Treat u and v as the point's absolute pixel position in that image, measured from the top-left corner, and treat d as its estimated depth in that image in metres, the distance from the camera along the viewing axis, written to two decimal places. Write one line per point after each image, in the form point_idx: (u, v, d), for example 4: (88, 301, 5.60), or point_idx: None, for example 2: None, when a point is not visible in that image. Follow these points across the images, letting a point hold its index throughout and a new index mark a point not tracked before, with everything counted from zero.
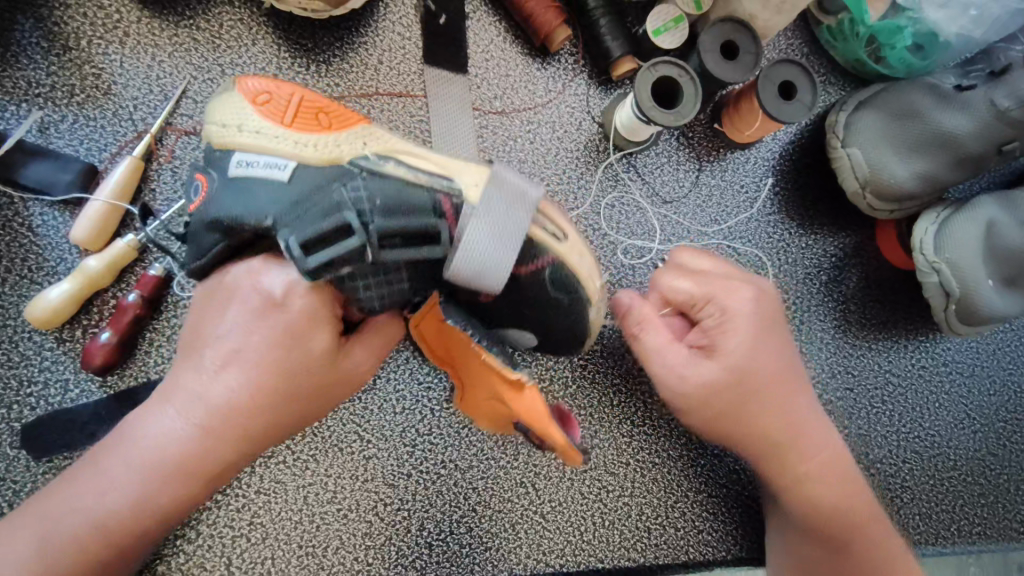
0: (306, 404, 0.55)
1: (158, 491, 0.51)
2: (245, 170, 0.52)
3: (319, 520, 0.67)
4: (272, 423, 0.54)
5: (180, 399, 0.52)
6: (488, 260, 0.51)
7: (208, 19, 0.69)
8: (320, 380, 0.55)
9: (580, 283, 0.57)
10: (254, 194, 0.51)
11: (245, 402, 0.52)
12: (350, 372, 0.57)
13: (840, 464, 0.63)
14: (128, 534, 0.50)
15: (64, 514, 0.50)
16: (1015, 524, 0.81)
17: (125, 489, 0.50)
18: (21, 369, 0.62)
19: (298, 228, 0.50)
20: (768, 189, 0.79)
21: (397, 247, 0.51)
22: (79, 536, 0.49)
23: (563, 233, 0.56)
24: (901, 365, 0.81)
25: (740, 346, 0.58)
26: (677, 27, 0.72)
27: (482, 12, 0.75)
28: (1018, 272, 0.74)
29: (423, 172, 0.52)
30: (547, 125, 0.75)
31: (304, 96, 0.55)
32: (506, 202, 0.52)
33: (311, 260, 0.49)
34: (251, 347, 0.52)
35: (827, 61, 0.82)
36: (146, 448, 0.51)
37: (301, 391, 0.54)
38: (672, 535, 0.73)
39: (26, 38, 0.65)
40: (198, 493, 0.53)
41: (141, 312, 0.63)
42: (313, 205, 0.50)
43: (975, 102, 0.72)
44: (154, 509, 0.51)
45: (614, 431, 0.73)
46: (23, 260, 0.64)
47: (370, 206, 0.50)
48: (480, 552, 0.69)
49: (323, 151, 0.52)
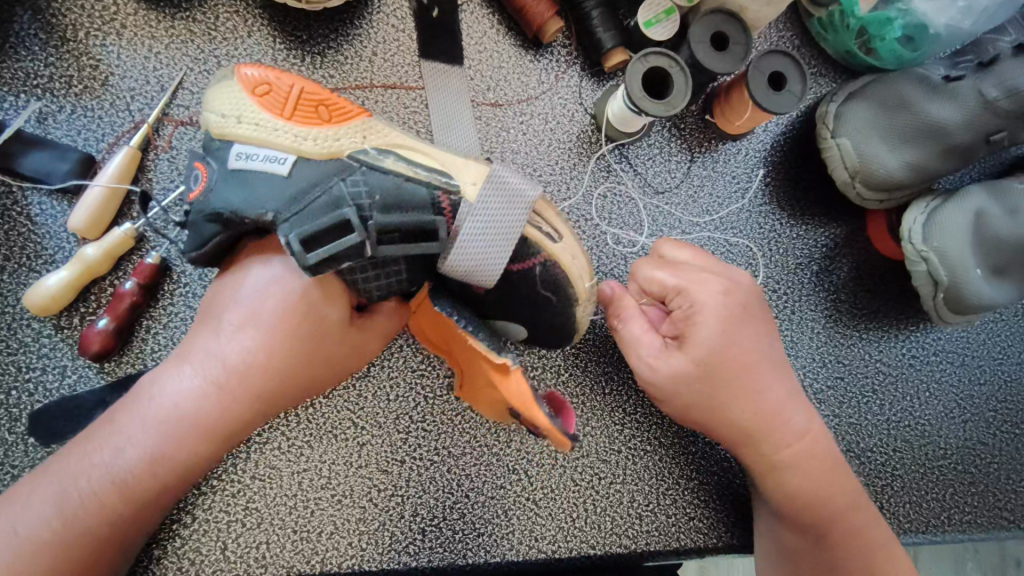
0: (316, 369, 0.58)
1: (175, 449, 0.52)
2: (244, 163, 0.53)
3: (314, 506, 0.67)
4: (284, 386, 0.56)
5: (196, 360, 0.54)
6: (483, 259, 0.54)
7: (204, 11, 0.69)
8: (331, 348, 0.58)
9: (570, 282, 0.59)
10: (255, 188, 0.52)
11: (260, 364, 0.54)
12: (359, 343, 0.61)
13: (819, 454, 0.63)
14: (144, 490, 0.52)
15: (82, 471, 0.51)
16: (1006, 513, 0.82)
17: (143, 447, 0.51)
18: (20, 356, 0.63)
19: (301, 224, 0.51)
20: (759, 180, 0.80)
21: (395, 244, 0.53)
22: (97, 492, 0.51)
23: (557, 233, 0.58)
24: (891, 355, 0.81)
25: (708, 339, 0.59)
26: (668, 19, 0.73)
27: (475, 4, 0.75)
28: (1006, 261, 0.75)
29: (421, 169, 0.54)
30: (540, 116, 0.76)
31: (304, 86, 0.55)
32: (503, 204, 0.54)
33: (313, 254, 0.50)
34: (268, 313, 0.55)
35: (818, 53, 0.82)
36: (162, 407, 0.52)
37: (313, 357, 0.57)
38: (663, 521, 0.73)
39: (25, 29, 0.66)
40: (212, 453, 0.54)
41: (138, 300, 0.64)
42: (313, 200, 0.52)
43: (963, 93, 0.73)
44: (171, 467, 0.52)
45: (606, 419, 0.74)
46: (22, 248, 0.65)
47: (370, 204, 0.52)
48: (472, 539, 0.69)
49: (323, 145, 0.53)
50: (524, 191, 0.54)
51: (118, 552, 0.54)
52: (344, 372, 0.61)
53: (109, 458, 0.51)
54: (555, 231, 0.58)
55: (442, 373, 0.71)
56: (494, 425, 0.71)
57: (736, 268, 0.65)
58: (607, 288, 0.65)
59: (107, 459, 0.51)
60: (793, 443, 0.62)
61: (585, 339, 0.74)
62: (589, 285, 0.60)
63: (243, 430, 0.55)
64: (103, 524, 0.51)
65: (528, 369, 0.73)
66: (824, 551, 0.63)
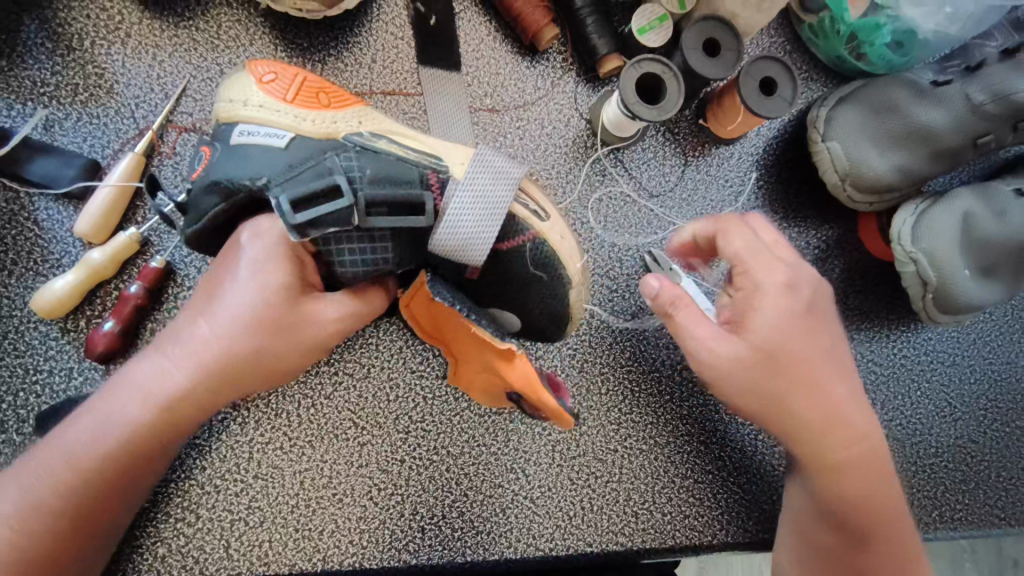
0: (274, 347, 0.56)
1: (125, 426, 0.54)
2: (246, 138, 0.56)
3: (315, 504, 0.69)
4: (237, 363, 0.55)
5: (163, 342, 0.56)
6: (473, 237, 0.55)
7: (207, 20, 0.71)
8: (290, 322, 0.56)
9: (560, 263, 0.59)
10: (253, 160, 0.55)
11: (211, 340, 0.55)
12: (323, 319, 0.58)
13: (863, 458, 0.64)
14: (100, 466, 0.54)
15: (52, 445, 0.54)
16: (996, 510, 0.83)
17: (102, 421, 0.54)
18: (27, 358, 0.65)
19: (289, 188, 0.53)
20: (752, 183, 0.81)
21: (383, 217, 0.54)
22: (57, 466, 0.54)
23: (544, 212, 0.60)
24: (883, 355, 0.83)
25: (765, 326, 0.59)
26: (663, 26, 0.75)
27: (472, 12, 0.77)
28: (993, 261, 0.76)
29: (412, 151, 0.57)
30: (537, 121, 0.78)
31: (307, 77, 0.60)
32: (490, 184, 0.56)
33: (299, 215, 0.51)
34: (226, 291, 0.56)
35: (809, 58, 0.84)
36: (125, 385, 0.55)
37: (268, 330, 0.55)
38: (659, 519, 0.74)
39: (32, 38, 0.68)
40: (162, 433, 0.56)
41: (142, 303, 0.65)
42: (307, 169, 0.54)
43: (952, 97, 0.75)
44: (125, 440, 0.54)
45: (603, 419, 0.75)
46: (28, 253, 0.66)
47: (361, 174, 0.54)
48: (471, 536, 0.71)
49: (320, 126, 0.57)
50: (512, 170, 0.56)
51: (95, 532, 0.57)
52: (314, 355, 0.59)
53: (68, 435, 0.54)
54: (543, 210, 0.60)
55: (441, 374, 0.73)
56: (492, 425, 0.73)
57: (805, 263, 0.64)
58: (653, 283, 0.61)
59: (71, 436, 0.54)
60: (844, 444, 0.63)
61: (581, 340, 0.75)
62: (579, 267, 0.61)
63: (195, 411, 0.56)
64: (64, 503, 0.53)
65: None
66: (863, 550, 0.63)
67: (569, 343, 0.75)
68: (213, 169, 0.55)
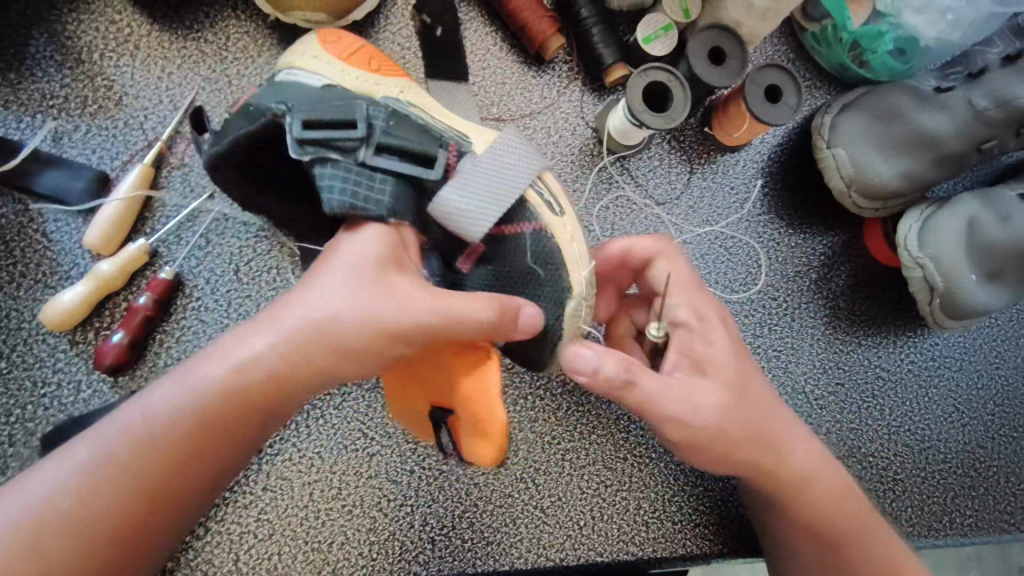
0: (365, 330, 0.46)
1: (202, 399, 0.45)
2: (290, 77, 0.57)
3: (325, 516, 0.68)
4: (341, 341, 0.46)
5: (260, 321, 0.48)
6: (470, 214, 0.55)
7: (215, 32, 0.71)
8: (385, 306, 0.46)
9: (562, 263, 0.56)
10: (288, 91, 0.56)
11: (309, 315, 0.47)
12: (414, 301, 0.47)
13: (831, 475, 0.62)
14: (170, 448, 0.45)
15: (109, 427, 0.45)
16: (1005, 515, 0.83)
17: (173, 399, 0.46)
18: (35, 371, 0.64)
19: (308, 110, 0.53)
20: (758, 190, 0.82)
21: (389, 161, 0.54)
22: (118, 447, 0.44)
23: (561, 208, 0.58)
24: (890, 361, 0.83)
25: (724, 358, 0.56)
26: (667, 35, 0.75)
27: (478, 23, 0.77)
28: (999, 266, 0.76)
29: (441, 126, 0.57)
30: (543, 130, 0.78)
31: (367, 48, 0.62)
32: (510, 165, 0.56)
33: (309, 135, 0.52)
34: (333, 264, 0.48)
35: (812, 66, 0.85)
36: (206, 365, 0.46)
37: (362, 311, 0.46)
38: (669, 528, 0.74)
39: (40, 51, 0.68)
40: (238, 415, 0.46)
41: (151, 314, 0.65)
42: (334, 107, 0.54)
43: (954, 104, 0.75)
44: (206, 416, 0.45)
45: (612, 426, 0.75)
46: (37, 265, 0.66)
47: (384, 123, 0.55)
48: (482, 547, 0.70)
49: (362, 83, 0.58)
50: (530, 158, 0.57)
51: (172, 528, 0.47)
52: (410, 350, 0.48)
53: (140, 408, 0.46)
54: (560, 205, 0.58)
55: None
56: None
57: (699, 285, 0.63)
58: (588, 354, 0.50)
59: (142, 411, 0.46)
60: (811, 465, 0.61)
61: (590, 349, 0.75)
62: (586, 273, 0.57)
63: (282, 391, 0.47)
64: (128, 485, 0.44)
65: (534, 379, 0.74)
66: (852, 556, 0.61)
67: None
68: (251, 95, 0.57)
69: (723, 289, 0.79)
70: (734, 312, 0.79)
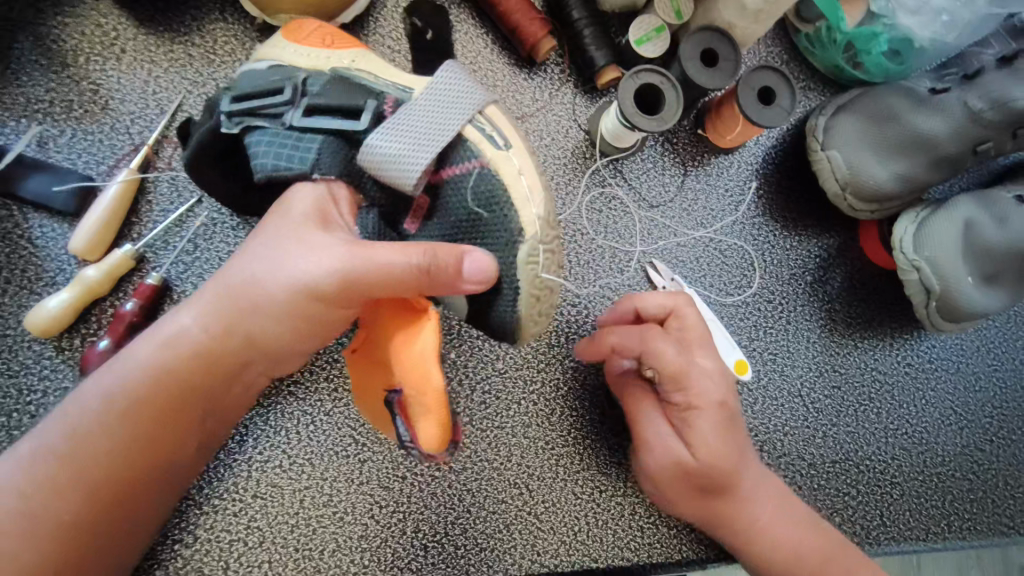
0: (287, 291, 0.52)
1: (137, 380, 0.51)
2: (244, 67, 0.60)
3: (316, 523, 0.67)
4: (273, 304, 0.52)
5: (196, 298, 0.54)
6: (406, 159, 0.53)
7: (202, 35, 0.71)
8: (299, 262, 0.51)
9: (509, 201, 0.54)
10: (238, 78, 0.59)
11: (239, 288, 0.53)
12: (333, 256, 0.51)
13: (792, 539, 0.63)
14: (124, 426, 0.51)
15: (61, 415, 0.51)
16: (1005, 519, 0.82)
17: (116, 382, 0.51)
18: (21, 378, 0.64)
19: (242, 86, 0.57)
20: (753, 192, 0.81)
21: (315, 120, 0.55)
22: (70, 434, 0.50)
23: (505, 141, 0.56)
24: (887, 364, 0.82)
25: (706, 442, 0.61)
26: (659, 37, 0.75)
27: (468, 25, 0.77)
28: (996, 269, 0.76)
29: (381, 85, 0.57)
30: (535, 132, 0.77)
31: (325, 26, 0.62)
32: (446, 107, 0.55)
33: (240, 108, 0.56)
34: (262, 237, 0.54)
35: (806, 68, 0.84)
36: (146, 347, 0.52)
37: (278, 271, 0.52)
38: (664, 533, 0.73)
39: (26, 56, 0.67)
40: (171, 392, 0.52)
41: (138, 320, 0.64)
42: (269, 81, 0.57)
43: (949, 104, 0.74)
44: (152, 393, 0.52)
45: (605, 431, 0.74)
46: (23, 271, 0.65)
47: (318, 86, 0.56)
48: (475, 554, 0.69)
49: (311, 59, 0.59)
50: (468, 97, 0.55)
51: (131, 510, 0.53)
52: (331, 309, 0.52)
53: (80, 397, 0.51)
54: (503, 139, 0.56)
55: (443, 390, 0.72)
56: (494, 440, 0.72)
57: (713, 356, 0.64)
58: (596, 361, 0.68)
59: (82, 400, 0.51)
60: (776, 522, 0.64)
61: (583, 353, 0.75)
62: (536, 211, 0.54)
63: (223, 359, 0.54)
64: (80, 470, 0.50)
65: (527, 383, 0.73)
66: None
67: (571, 355, 0.74)
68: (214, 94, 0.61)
69: (718, 292, 0.78)
70: (729, 315, 0.78)
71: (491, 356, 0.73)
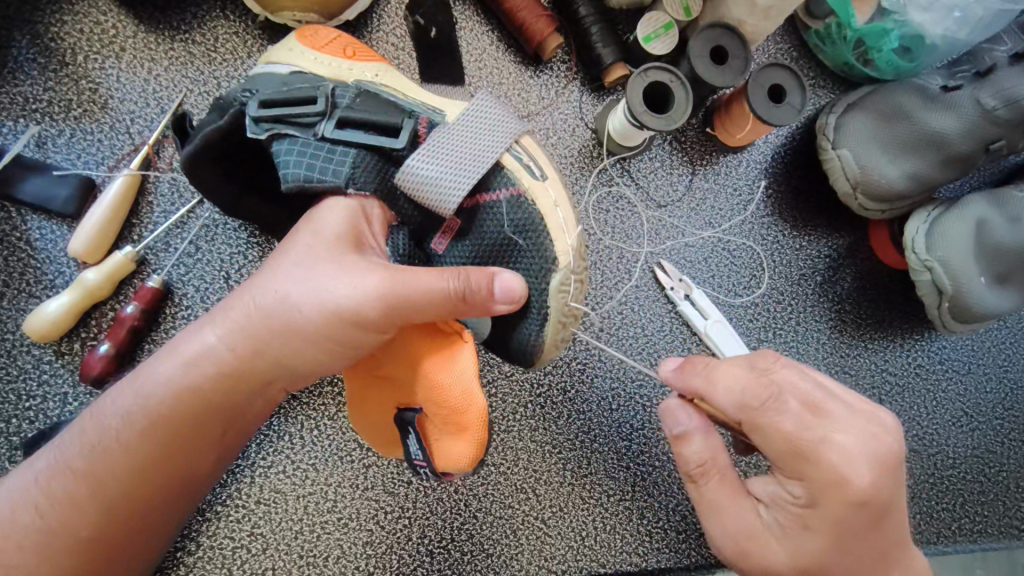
0: (318, 314, 0.49)
1: (158, 399, 0.50)
2: (263, 69, 0.58)
3: (320, 530, 0.66)
4: (300, 326, 0.49)
5: (220, 315, 0.51)
6: (446, 183, 0.53)
7: (203, 33, 0.69)
8: (332, 285, 0.49)
9: (545, 229, 0.54)
10: (256, 80, 0.57)
11: (264, 309, 0.50)
12: (368, 278, 0.49)
13: None
14: (142, 446, 0.49)
15: (81, 431, 0.50)
16: (1016, 522, 0.81)
17: (136, 401, 0.50)
18: (20, 383, 0.63)
19: (269, 92, 0.54)
20: (761, 192, 0.80)
21: (348, 133, 0.53)
22: (87, 451, 0.49)
23: (542, 172, 0.56)
24: (897, 365, 0.81)
25: (814, 505, 0.48)
26: (667, 34, 0.74)
27: (474, 22, 0.76)
28: (1008, 269, 0.75)
29: (411, 103, 0.56)
30: (541, 131, 0.76)
31: (345, 36, 0.61)
32: (483, 132, 0.55)
33: (267, 112, 0.53)
34: (293, 254, 0.52)
35: (816, 65, 0.83)
36: (168, 364, 0.50)
37: (309, 293, 0.49)
38: (673, 539, 0.72)
39: (23, 54, 0.66)
40: (191, 414, 0.50)
41: (139, 324, 0.63)
42: (297, 88, 0.55)
43: (962, 102, 0.73)
44: (171, 414, 0.50)
45: (613, 435, 0.73)
46: (21, 274, 0.64)
47: (349, 100, 0.55)
48: (481, 560, 0.69)
49: (335, 70, 0.57)
50: (506, 123, 0.56)
51: (145, 527, 0.52)
52: (364, 334, 0.50)
53: (100, 413, 0.50)
54: (539, 169, 0.56)
55: None
56: (502, 444, 0.71)
57: (840, 413, 0.49)
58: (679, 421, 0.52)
59: (102, 417, 0.50)
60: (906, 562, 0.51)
61: (591, 355, 0.73)
62: (570, 241, 0.55)
63: (247, 381, 0.51)
64: (94, 490, 0.49)
65: (534, 386, 0.72)
66: None
67: (578, 357, 0.73)
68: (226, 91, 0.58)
69: (725, 293, 0.78)
70: (737, 316, 0.78)
71: (498, 359, 0.71)
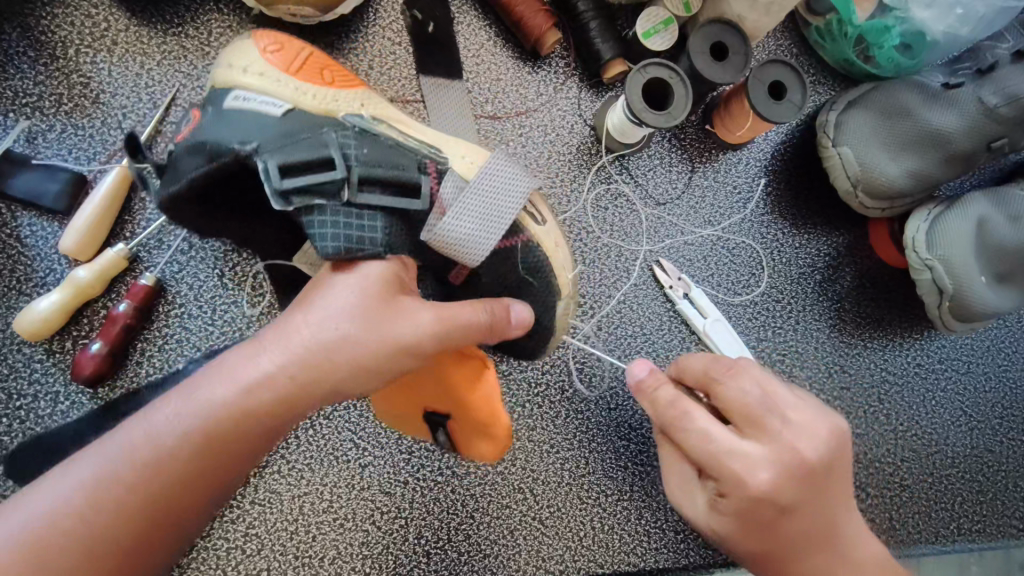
0: (379, 348, 0.46)
1: (205, 425, 0.43)
2: (240, 104, 0.53)
3: (315, 530, 0.66)
4: (361, 359, 0.46)
5: (273, 341, 0.46)
6: (470, 239, 0.53)
7: (197, 26, 0.68)
8: (391, 321, 0.47)
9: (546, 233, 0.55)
10: (240, 125, 0.52)
11: (323, 339, 0.46)
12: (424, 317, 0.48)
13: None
14: (178, 474, 0.42)
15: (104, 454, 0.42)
16: (1015, 522, 0.81)
17: (179, 425, 0.42)
18: (11, 382, 0.62)
19: (280, 153, 0.50)
20: (761, 190, 0.79)
21: (375, 194, 0.51)
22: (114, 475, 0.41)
23: (542, 216, 0.58)
24: (897, 364, 0.81)
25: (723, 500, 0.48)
26: (667, 30, 0.73)
27: (471, 16, 0.75)
28: (1009, 268, 0.75)
29: (413, 143, 0.55)
30: (538, 128, 0.75)
31: (313, 52, 0.59)
32: (495, 182, 0.55)
33: (285, 181, 0.49)
34: (345, 287, 0.48)
35: (816, 61, 0.82)
36: (214, 389, 0.44)
37: (370, 327, 0.46)
38: (671, 538, 0.72)
39: (13, 47, 0.65)
40: (244, 441, 0.44)
41: (132, 323, 0.62)
42: (303, 140, 0.51)
43: (964, 100, 0.73)
44: (218, 442, 0.43)
45: (611, 434, 0.72)
46: (11, 271, 0.63)
47: (356, 149, 0.52)
48: (479, 561, 0.68)
49: (320, 101, 0.55)
50: (511, 169, 0.56)
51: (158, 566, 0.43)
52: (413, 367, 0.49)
53: (135, 435, 0.42)
54: (540, 213, 0.58)
55: None
56: None
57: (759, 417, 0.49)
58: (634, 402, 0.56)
59: (137, 439, 0.42)
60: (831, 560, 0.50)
61: (590, 353, 0.73)
62: (570, 276, 0.59)
63: (299, 412, 0.46)
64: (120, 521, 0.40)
65: (531, 386, 0.71)
66: None
67: (576, 356, 0.73)
68: (201, 133, 0.52)
69: (723, 292, 0.77)
70: (735, 315, 0.77)
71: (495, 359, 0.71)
